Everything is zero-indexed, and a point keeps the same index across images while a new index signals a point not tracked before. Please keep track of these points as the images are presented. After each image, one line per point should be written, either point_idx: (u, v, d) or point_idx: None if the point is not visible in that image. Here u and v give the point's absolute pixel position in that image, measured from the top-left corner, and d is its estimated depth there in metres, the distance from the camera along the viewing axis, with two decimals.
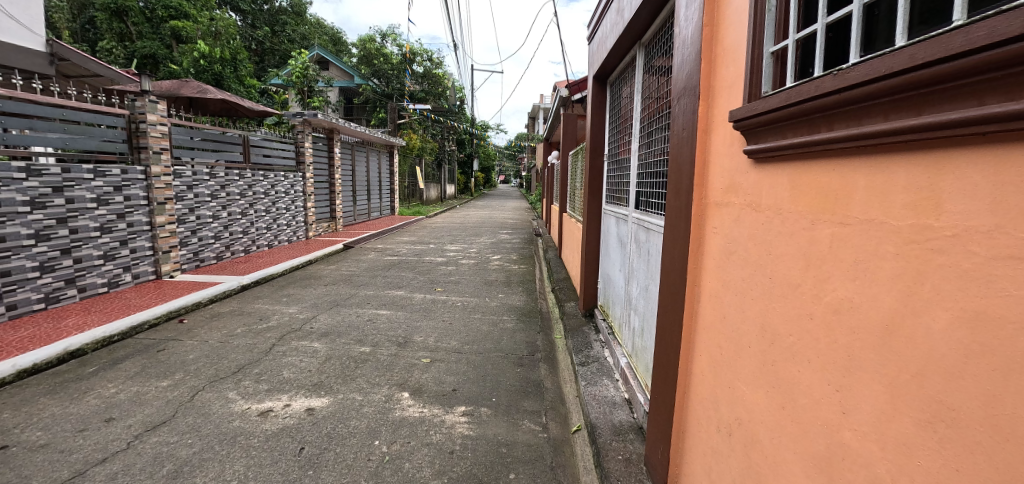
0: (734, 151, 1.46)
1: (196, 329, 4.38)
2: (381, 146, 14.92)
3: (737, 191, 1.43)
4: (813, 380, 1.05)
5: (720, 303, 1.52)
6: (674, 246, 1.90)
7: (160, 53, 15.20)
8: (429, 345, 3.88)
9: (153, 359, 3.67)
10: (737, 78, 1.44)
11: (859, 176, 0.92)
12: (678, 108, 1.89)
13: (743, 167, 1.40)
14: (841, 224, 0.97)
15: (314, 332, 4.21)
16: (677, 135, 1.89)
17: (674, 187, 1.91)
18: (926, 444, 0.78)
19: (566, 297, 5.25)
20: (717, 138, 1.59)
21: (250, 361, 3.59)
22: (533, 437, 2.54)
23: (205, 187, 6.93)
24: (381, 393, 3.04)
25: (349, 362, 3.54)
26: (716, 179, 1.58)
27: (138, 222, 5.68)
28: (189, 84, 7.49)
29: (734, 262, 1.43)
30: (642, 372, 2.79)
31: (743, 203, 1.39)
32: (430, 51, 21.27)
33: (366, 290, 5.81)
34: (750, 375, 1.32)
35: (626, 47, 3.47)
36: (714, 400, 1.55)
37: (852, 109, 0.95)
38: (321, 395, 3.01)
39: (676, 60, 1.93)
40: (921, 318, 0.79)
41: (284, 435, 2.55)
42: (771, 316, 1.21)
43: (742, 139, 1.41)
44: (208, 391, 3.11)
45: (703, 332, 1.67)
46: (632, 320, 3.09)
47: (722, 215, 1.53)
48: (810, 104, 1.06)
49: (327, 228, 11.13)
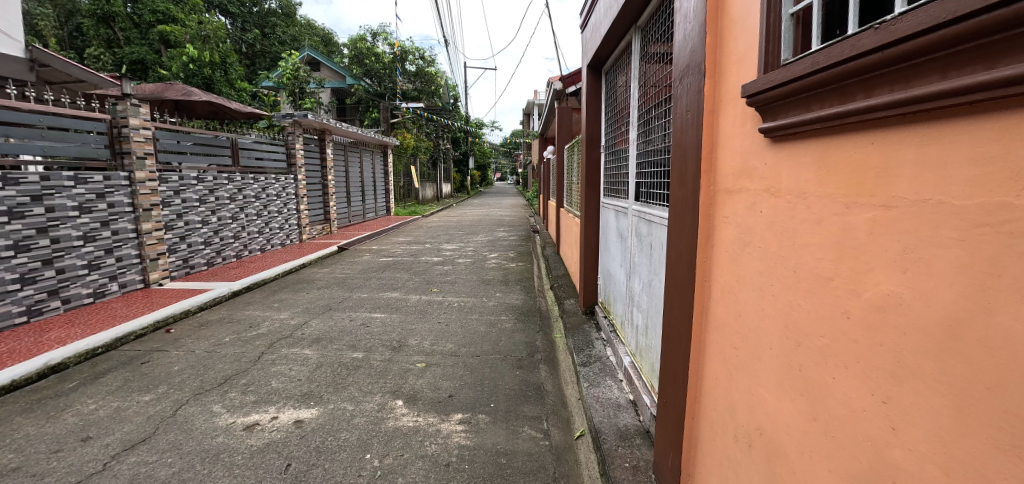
0: (748, 131, 1.31)
1: (183, 339, 4.21)
2: (375, 146, 14.76)
3: (752, 176, 1.28)
4: (850, 387, 0.90)
5: (735, 300, 1.37)
6: (680, 238, 1.74)
7: (150, 59, 15.19)
8: (425, 348, 3.73)
9: (136, 372, 3.53)
10: (751, 48, 1.29)
11: (908, 147, 0.77)
12: (680, 89, 1.74)
13: (759, 148, 1.25)
14: (882, 207, 0.81)
15: (305, 339, 4.04)
16: (680, 118, 1.73)
17: (679, 177, 1.75)
18: (1005, 470, 0.64)
19: (566, 294, 5.11)
20: (727, 118, 1.43)
21: (238, 371, 3.44)
22: (534, 446, 2.40)
23: (193, 192, 6.79)
24: (374, 401, 2.89)
25: (340, 369, 3.39)
26: (726, 164, 1.43)
27: (123, 229, 5.54)
28: (173, 87, 7.27)
29: (751, 254, 1.28)
30: (647, 373, 2.65)
31: (759, 189, 1.24)
32: (422, 49, 20.99)
33: (360, 292, 5.66)
34: (772, 380, 1.18)
35: (621, 32, 3.33)
36: (730, 406, 1.41)
37: (897, 70, 0.78)
38: (310, 406, 2.86)
39: (678, 37, 1.77)
40: (996, 317, 0.65)
41: (270, 450, 2.42)
42: (793, 312, 1.08)
43: (757, 117, 1.25)
44: (192, 405, 2.98)
45: (715, 331, 1.53)
46: (634, 317, 2.96)
47: (734, 203, 1.39)
48: (842, 69, 0.90)
49: (322, 230, 10.96)
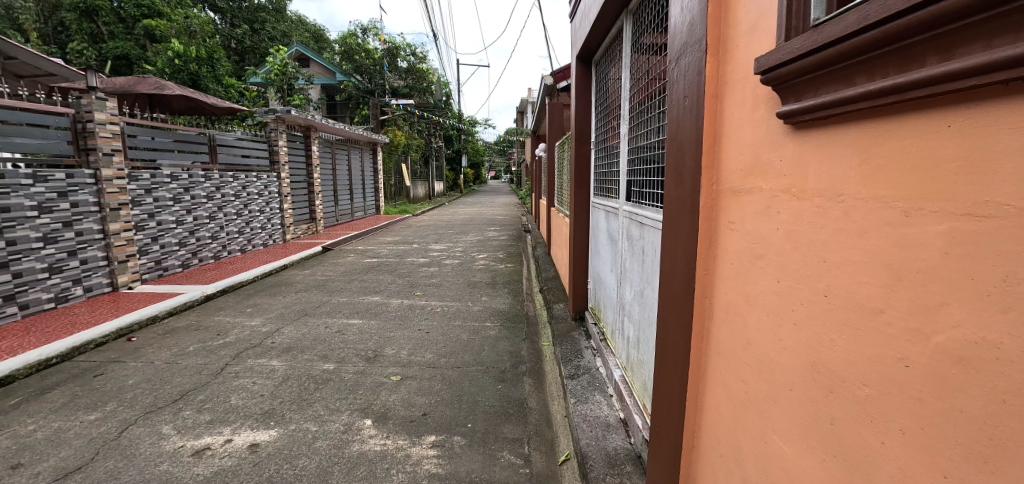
0: (760, 117, 1.07)
1: (143, 349, 3.92)
2: (364, 144, 14.43)
3: (766, 173, 1.04)
4: (908, 461, 0.69)
5: (743, 324, 1.14)
6: (674, 246, 1.50)
7: (134, 54, 14.76)
8: (402, 359, 3.47)
9: (87, 387, 3.24)
10: (767, 13, 1.04)
11: (1014, 130, 0.54)
12: (676, 71, 1.48)
13: (775, 137, 1.01)
14: (968, 216, 0.59)
15: (275, 348, 3.77)
16: (675, 106, 1.48)
17: (673, 174, 1.50)
18: None
19: (555, 298, 4.86)
20: (734, 104, 1.19)
21: (196, 386, 3.16)
22: (512, 474, 2.15)
23: (166, 191, 6.47)
24: (340, 421, 2.63)
25: (308, 383, 3.12)
26: (732, 159, 1.19)
27: (88, 231, 5.23)
28: (146, 80, 6.88)
29: (763, 271, 1.05)
30: (639, 391, 2.41)
31: (775, 189, 1.00)
32: (414, 45, 20.62)
33: (339, 296, 5.38)
34: (791, 430, 0.95)
35: (611, 17, 3.08)
36: (736, 450, 1.18)
37: (991, 18, 0.55)
38: (269, 427, 2.59)
39: (674, 11, 1.51)
40: None
41: (218, 481, 2.15)
42: (824, 348, 0.85)
43: (773, 99, 1.01)
44: (140, 425, 2.70)
45: (716, 358, 1.30)
46: (625, 328, 2.72)
47: (742, 206, 1.15)
48: (898, 26, 0.66)
49: (307, 230, 10.62)
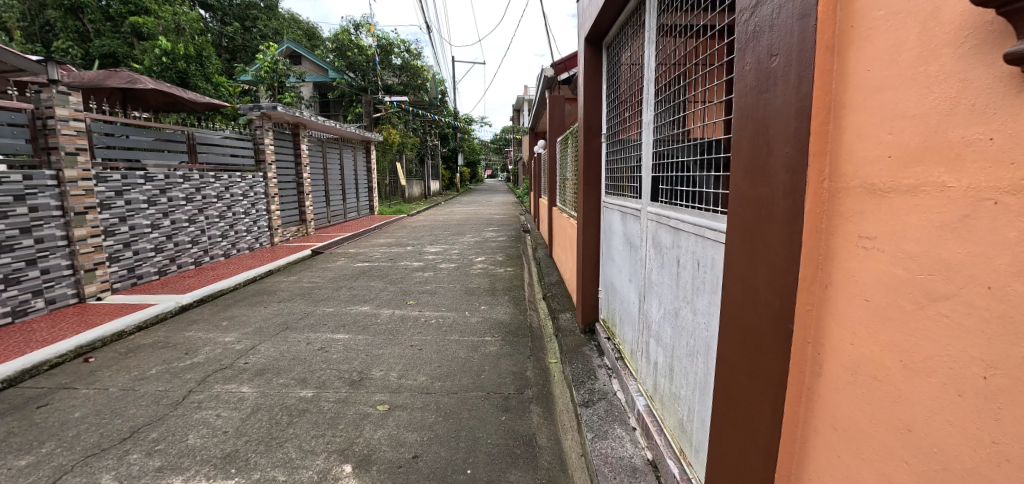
0: (940, 72, 0.66)
1: (99, 372, 3.47)
2: (358, 142, 13.96)
3: (960, 164, 0.64)
4: None
5: (891, 400, 0.75)
6: (750, 265, 1.09)
7: (120, 52, 14.18)
8: (390, 383, 3.05)
9: (25, 422, 2.79)
10: None
11: None
12: (754, 21, 1.06)
13: (985, 103, 0.60)
14: None
15: (247, 371, 3.33)
16: (754, 69, 1.06)
17: (749, 165, 1.09)
18: None
19: (560, 307, 4.45)
20: (872, 57, 0.78)
21: (151, 420, 2.72)
22: None
23: (141, 193, 6.00)
24: (314, 467, 2.20)
25: (281, 416, 2.69)
26: (869, 143, 0.79)
27: (50, 237, 4.78)
28: (117, 74, 6.37)
29: (949, 327, 0.66)
30: (672, 430, 2.00)
31: (987, 191, 0.60)
32: (408, 42, 20.22)
33: (325, 306, 4.94)
34: None
35: None
36: None
37: None
38: (228, 477, 2.16)
39: None
40: None
41: None
42: None
43: (982, 37, 0.61)
44: (75, 474, 2.26)
45: (826, 433, 0.91)
46: (651, 351, 2.32)
47: (890, 215, 0.75)
48: None
49: (297, 232, 10.16)
